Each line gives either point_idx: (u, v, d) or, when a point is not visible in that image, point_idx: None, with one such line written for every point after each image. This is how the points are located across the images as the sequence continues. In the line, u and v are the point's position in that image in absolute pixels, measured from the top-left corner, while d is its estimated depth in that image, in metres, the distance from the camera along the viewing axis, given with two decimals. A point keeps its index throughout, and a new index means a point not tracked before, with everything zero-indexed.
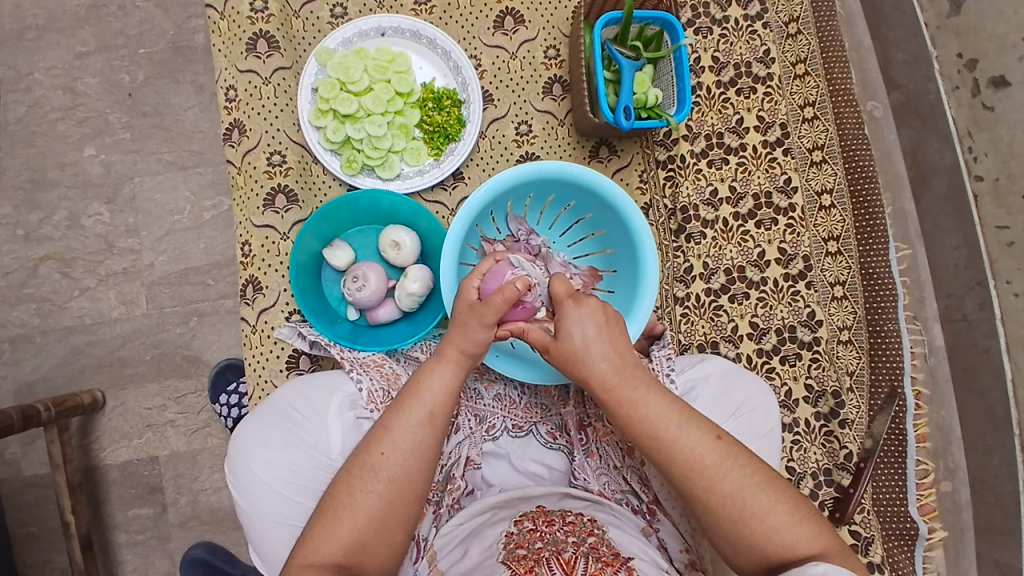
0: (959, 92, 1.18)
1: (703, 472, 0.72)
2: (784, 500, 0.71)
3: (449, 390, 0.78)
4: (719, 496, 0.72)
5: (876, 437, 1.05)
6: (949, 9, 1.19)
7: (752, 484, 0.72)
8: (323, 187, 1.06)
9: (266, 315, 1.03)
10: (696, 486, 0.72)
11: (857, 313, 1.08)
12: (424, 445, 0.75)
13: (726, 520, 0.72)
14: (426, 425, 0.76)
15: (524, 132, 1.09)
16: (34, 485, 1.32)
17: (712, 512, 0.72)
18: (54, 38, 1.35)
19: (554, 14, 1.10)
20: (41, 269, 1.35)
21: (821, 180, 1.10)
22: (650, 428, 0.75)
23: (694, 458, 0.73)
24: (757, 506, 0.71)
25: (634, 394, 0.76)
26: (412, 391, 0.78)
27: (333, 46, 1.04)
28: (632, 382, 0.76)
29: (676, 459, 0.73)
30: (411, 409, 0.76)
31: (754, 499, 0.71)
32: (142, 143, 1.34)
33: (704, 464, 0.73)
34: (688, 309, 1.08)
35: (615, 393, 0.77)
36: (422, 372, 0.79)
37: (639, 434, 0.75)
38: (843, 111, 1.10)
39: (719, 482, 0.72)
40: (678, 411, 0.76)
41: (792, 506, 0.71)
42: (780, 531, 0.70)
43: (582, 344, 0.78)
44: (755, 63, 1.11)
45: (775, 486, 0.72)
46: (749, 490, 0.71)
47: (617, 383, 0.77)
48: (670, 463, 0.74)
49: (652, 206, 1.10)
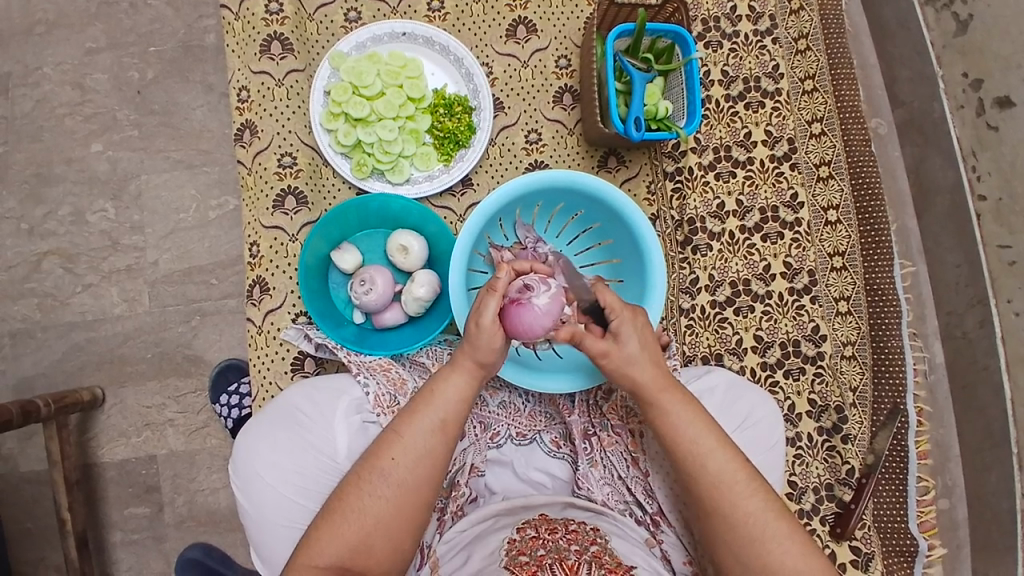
0: (962, 111, 1.20)
1: (733, 486, 0.74)
2: (800, 532, 0.73)
3: (462, 398, 0.78)
4: (742, 512, 0.73)
5: (878, 453, 1.05)
6: (955, 28, 1.21)
7: (774, 509, 0.73)
8: (333, 190, 1.07)
9: (273, 316, 1.03)
10: (722, 499, 0.74)
11: (862, 329, 1.09)
12: (434, 453, 0.75)
13: (744, 539, 0.72)
14: (436, 433, 0.76)
15: (534, 140, 1.10)
16: (31, 482, 1.31)
17: (732, 528, 0.73)
18: (64, 34, 1.35)
19: (566, 24, 1.11)
20: (45, 264, 1.35)
21: (828, 196, 1.10)
22: (690, 437, 0.76)
23: (726, 471, 0.74)
24: (776, 530, 0.72)
25: (677, 404, 0.78)
26: (425, 397, 0.77)
27: (346, 50, 1.05)
28: (677, 395, 0.78)
29: (710, 469, 0.75)
30: (424, 415, 0.76)
31: (773, 524, 0.72)
32: (149, 142, 1.34)
33: (734, 479, 0.74)
34: (693, 321, 1.08)
35: (655, 404, 0.78)
36: (436, 379, 0.79)
37: (676, 440, 0.77)
38: (850, 128, 1.11)
39: (745, 499, 0.73)
40: (716, 428, 0.78)
41: (804, 539, 0.73)
42: (793, 558, 0.71)
43: (637, 353, 0.78)
44: (764, 77, 1.12)
45: (788, 518, 0.74)
46: (773, 514, 0.73)
47: (662, 396, 0.78)
48: (702, 472, 0.75)
49: (659, 216, 1.11)
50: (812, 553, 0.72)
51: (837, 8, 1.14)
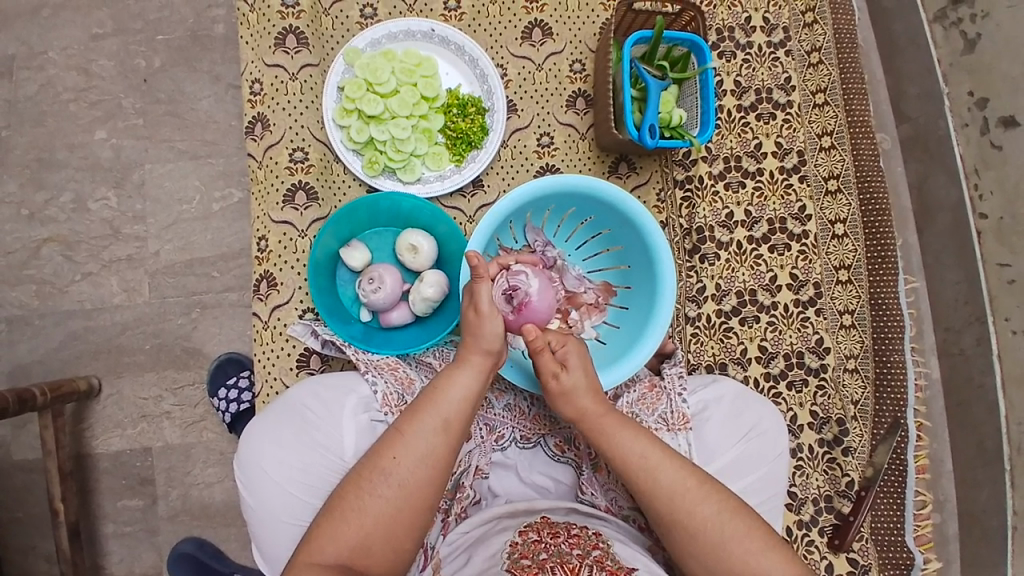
0: (967, 130, 1.19)
1: (685, 494, 0.75)
2: (759, 527, 0.75)
3: (468, 396, 0.78)
4: (699, 519, 0.74)
5: (877, 466, 1.06)
6: (963, 47, 1.20)
7: (728, 509, 0.75)
8: (343, 186, 1.06)
9: (280, 312, 1.02)
10: (679, 510, 0.74)
11: (865, 342, 1.09)
12: (437, 453, 0.75)
13: (707, 546, 0.73)
14: (440, 433, 0.76)
15: (546, 144, 1.10)
16: (24, 470, 1.29)
17: (692, 536, 0.74)
18: (70, 18, 1.34)
19: (582, 28, 1.10)
20: (43, 251, 1.33)
21: (836, 209, 1.11)
22: (636, 454, 0.77)
23: (677, 481, 0.76)
24: (734, 532, 0.73)
25: (617, 428, 0.79)
26: (429, 396, 0.77)
27: (360, 46, 1.04)
28: (615, 416, 0.80)
29: (660, 482, 0.76)
30: (427, 414, 0.76)
31: (731, 526, 0.74)
32: (154, 130, 1.33)
33: (685, 487, 0.75)
34: (698, 329, 1.08)
35: (599, 427, 0.80)
36: (441, 378, 0.79)
37: (624, 459, 0.78)
38: (861, 142, 1.12)
39: (699, 506, 0.74)
40: (659, 440, 0.79)
41: (762, 532, 0.74)
42: (755, 557, 0.72)
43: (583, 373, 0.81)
44: (776, 89, 1.13)
45: (744, 515, 0.75)
46: (729, 514, 0.74)
47: (602, 418, 0.80)
48: (656, 486, 0.76)
49: (668, 224, 1.11)
50: (773, 549, 0.73)
51: (850, 21, 1.15)
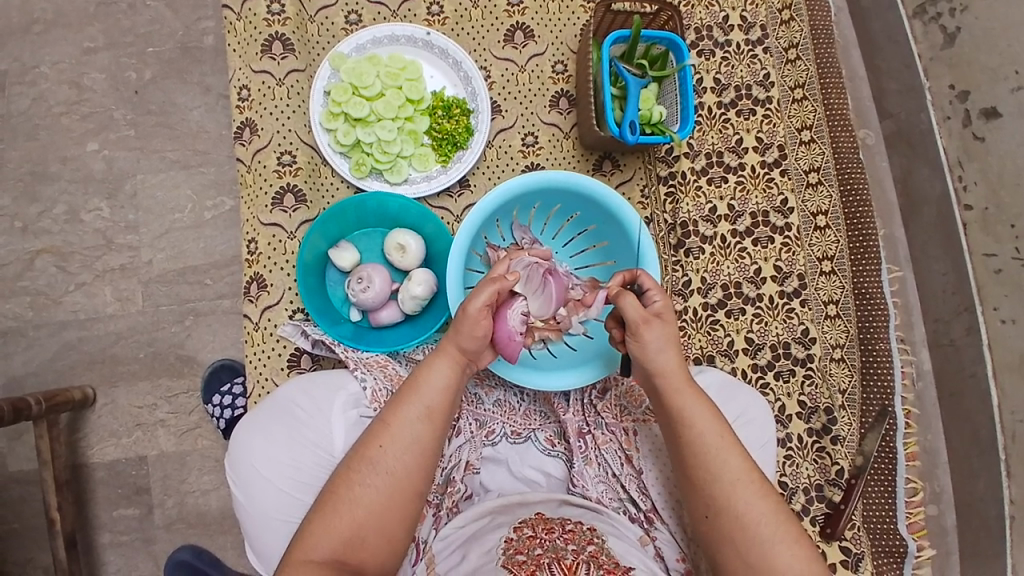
0: (949, 122, 1.21)
1: (747, 485, 0.74)
2: (806, 541, 0.73)
3: (450, 385, 0.79)
4: (754, 511, 0.73)
5: (866, 454, 1.07)
6: (943, 41, 1.22)
7: (783, 512, 0.74)
8: (331, 189, 1.08)
9: (269, 313, 1.03)
10: (738, 497, 0.74)
11: (850, 332, 1.10)
12: (422, 440, 0.76)
13: (755, 539, 0.72)
14: (423, 421, 0.77)
15: (531, 143, 1.11)
16: (20, 481, 1.30)
17: (742, 527, 0.73)
18: (62, 34, 1.36)
19: (564, 30, 1.13)
20: (37, 262, 1.34)
21: (817, 202, 1.12)
22: (711, 433, 0.77)
23: (743, 470, 0.75)
24: (786, 533, 0.72)
25: (695, 402, 0.79)
26: (411, 387, 0.79)
27: (346, 51, 1.06)
28: (694, 393, 0.79)
29: (728, 465, 0.75)
30: (411, 403, 0.77)
31: (783, 528, 0.72)
32: (146, 141, 1.34)
33: (749, 478, 0.75)
34: (685, 322, 1.10)
35: (675, 400, 0.80)
36: (422, 368, 0.80)
37: (692, 435, 0.78)
38: (840, 135, 1.14)
39: (757, 500, 0.74)
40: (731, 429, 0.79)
41: (809, 543, 0.72)
42: (800, 562, 0.70)
43: (671, 341, 0.81)
44: (755, 85, 1.15)
45: (795, 526, 0.74)
46: (782, 517, 0.73)
47: (684, 389, 0.80)
48: (722, 468, 0.75)
49: (652, 220, 1.12)
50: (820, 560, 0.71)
51: (826, 22, 1.16)
